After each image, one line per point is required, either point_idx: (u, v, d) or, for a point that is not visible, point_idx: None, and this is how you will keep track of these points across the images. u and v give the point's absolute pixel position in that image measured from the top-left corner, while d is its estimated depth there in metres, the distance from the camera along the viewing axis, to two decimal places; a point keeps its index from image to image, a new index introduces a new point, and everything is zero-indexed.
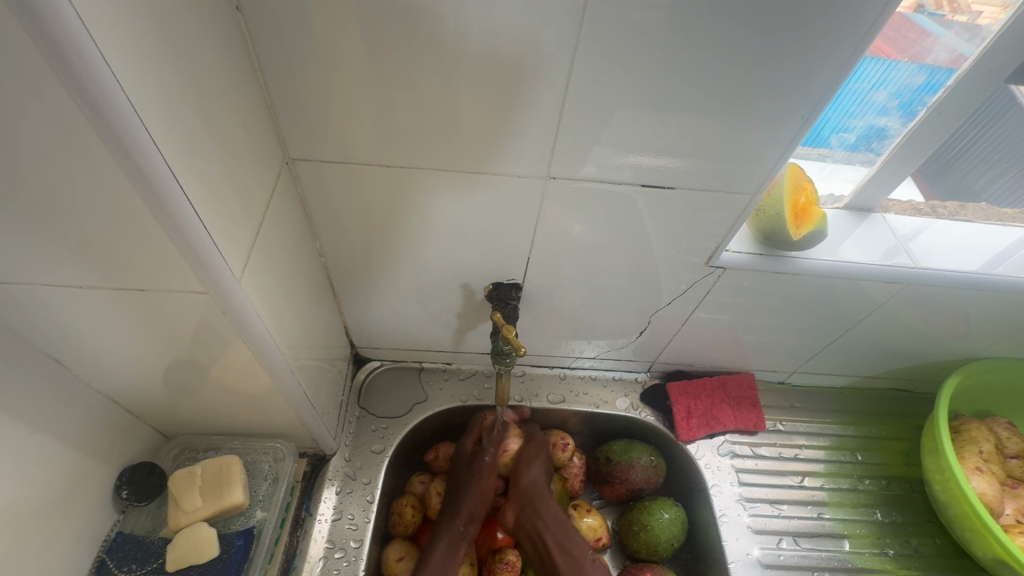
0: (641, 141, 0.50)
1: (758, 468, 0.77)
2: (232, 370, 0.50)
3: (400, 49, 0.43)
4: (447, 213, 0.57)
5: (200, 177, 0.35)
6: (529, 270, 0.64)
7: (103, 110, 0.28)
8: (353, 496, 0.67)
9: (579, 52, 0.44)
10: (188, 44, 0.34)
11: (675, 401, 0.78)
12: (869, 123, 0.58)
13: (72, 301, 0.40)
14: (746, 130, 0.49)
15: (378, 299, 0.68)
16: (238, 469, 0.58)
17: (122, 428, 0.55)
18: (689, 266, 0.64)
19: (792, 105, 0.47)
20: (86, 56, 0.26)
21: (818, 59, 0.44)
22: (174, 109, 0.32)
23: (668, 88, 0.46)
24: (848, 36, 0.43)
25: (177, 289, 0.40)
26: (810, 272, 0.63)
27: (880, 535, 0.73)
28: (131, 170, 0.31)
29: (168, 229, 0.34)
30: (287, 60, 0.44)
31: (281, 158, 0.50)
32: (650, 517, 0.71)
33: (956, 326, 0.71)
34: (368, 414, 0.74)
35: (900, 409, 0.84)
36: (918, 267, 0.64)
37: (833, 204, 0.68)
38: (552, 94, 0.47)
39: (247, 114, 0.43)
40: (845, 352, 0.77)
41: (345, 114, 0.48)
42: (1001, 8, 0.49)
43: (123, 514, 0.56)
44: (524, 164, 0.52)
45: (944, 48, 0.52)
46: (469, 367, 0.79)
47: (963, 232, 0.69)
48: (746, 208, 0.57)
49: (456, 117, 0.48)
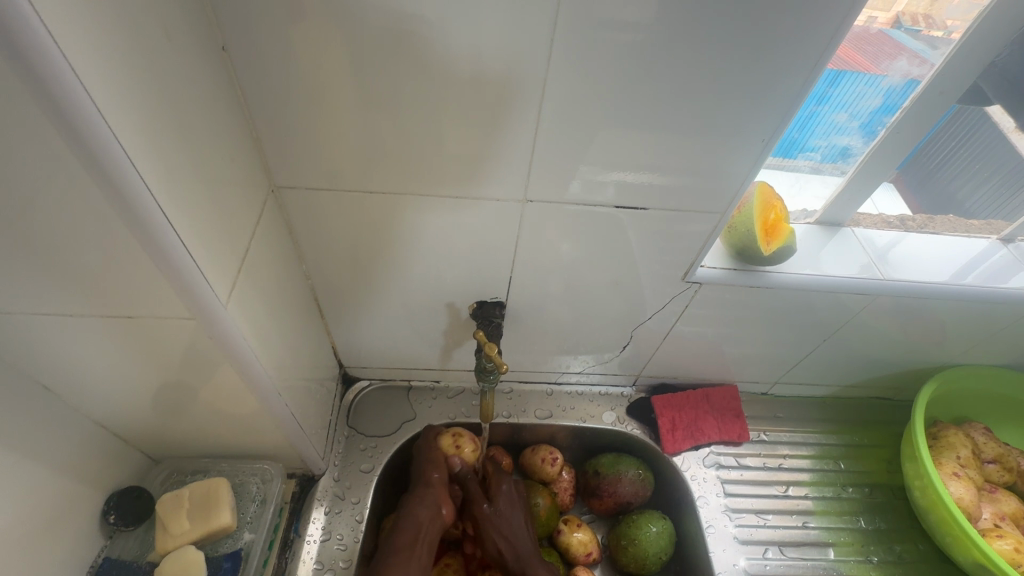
0: (614, 164, 0.53)
1: (744, 478, 0.78)
2: (220, 392, 0.51)
3: (381, 81, 0.45)
4: (430, 235, 0.58)
5: (187, 206, 0.37)
6: (513, 288, 0.66)
7: (93, 147, 0.29)
8: (342, 516, 0.67)
9: (551, 81, 0.46)
10: (176, 81, 0.36)
11: (661, 414, 0.79)
12: (832, 143, 0.61)
13: (61, 328, 0.41)
14: (713, 151, 0.52)
15: (365, 319, 0.69)
16: (226, 491, 0.58)
17: (110, 453, 0.55)
18: (668, 281, 0.66)
19: (755, 126, 0.50)
20: (79, 96, 0.28)
21: (776, 84, 0.47)
22: (162, 142, 0.34)
23: (638, 113, 0.49)
24: (802, 63, 0.46)
25: (165, 315, 0.41)
26: (784, 286, 0.65)
27: (865, 543, 0.74)
28: (119, 201, 0.32)
29: (155, 257, 0.36)
30: (273, 93, 0.46)
31: (267, 186, 0.52)
32: (638, 531, 0.72)
33: (929, 334, 0.74)
34: (356, 434, 0.75)
35: (881, 417, 0.86)
36: (887, 279, 0.66)
37: (805, 219, 0.70)
38: (527, 120, 0.49)
39: (234, 144, 0.45)
40: (824, 362, 0.79)
41: (330, 143, 0.50)
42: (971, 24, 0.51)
43: (111, 539, 0.57)
44: (503, 186, 0.54)
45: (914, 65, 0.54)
46: (456, 385, 0.80)
47: (931, 243, 0.71)
48: (719, 225, 0.59)
49: (436, 143, 0.50)
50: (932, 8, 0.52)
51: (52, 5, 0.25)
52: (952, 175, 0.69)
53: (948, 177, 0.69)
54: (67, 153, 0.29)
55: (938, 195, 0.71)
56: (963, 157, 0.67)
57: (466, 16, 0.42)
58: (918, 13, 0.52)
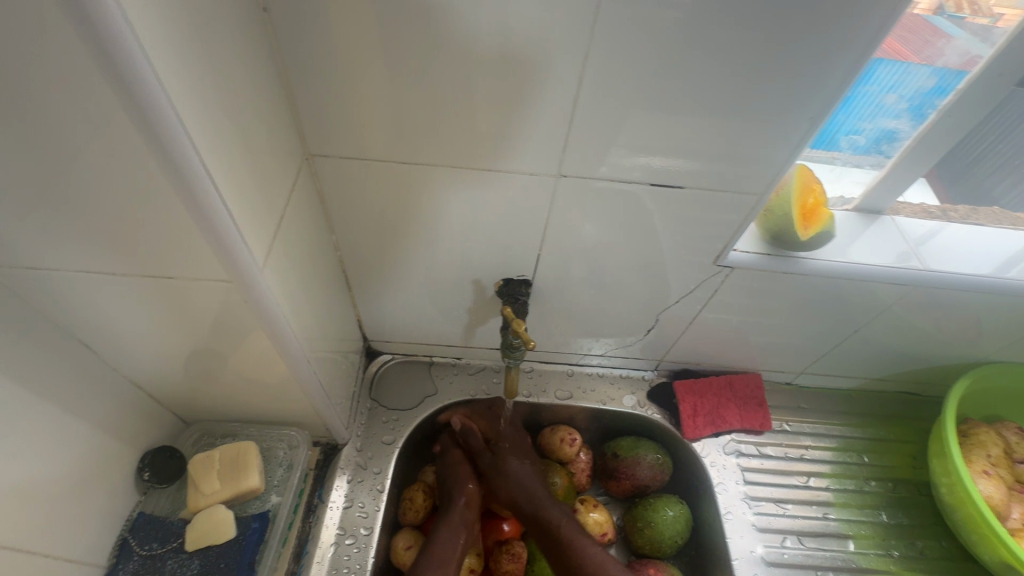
0: (651, 141, 0.51)
1: (764, 467, 0.77)
2: (250, 358, 0.52)
3: (417, 49, 0.45)
4: (459, 210, 0.58)
5: (230, 171, 0.37)
6: (540, 267, 0.65)
7: (144, 105, 0.29)
8: (364, 485, 0.69)
9: (593, 53, 0.45)
10: (220, 43, 0.35)
11: (682, 399, 0.79)
12: (879, 126, 0.58)
13: (102, 286, 0.42)
14: (757, 131, 0.50)
15: (390, 293, 0.69)
16: (255, 455, 0.60)
17: (144, 412, 0.57)
18: (697, 265, 0.64)
19: (804, 104, 0.48)
20: (132, 52, 0.27)
21: (831, 59, 0.45)
22: (208, 106, 0.34)
23: (679, 89, 0.47)
24: (860, 37, 0.43)
25: (203, 278, 0.41)
26: (818, 273, 0.63)
27: (886, 536, 0.74)
28: (168, 161, 0.32)
29: (199, 219, 0.36)
30: (310, 59, 0.46)
31: (301, 154, 0.52)
32: (655, 514, 0.72)
33: (965, 330, 0.71)
34: (378, 406, 0.76)
35: (907, 412, 0.84)
36: (927, 269, 0.64)
37: (842, 206, 0.68)
38: (565, 95, 0.48)
39: (272, 110, 0.45)
40: (852, 355, 0.77)
41: (364, 113, 0.49)
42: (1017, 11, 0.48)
43: (145, 495, 0.59)
44: (536, 162, 0.53)
45: (956, 51, 0.52)
46: (478, 362, 0.80)
47: (974, 236, 0.68)
48: (755, 207, 0.57)
49: (469, 117, 0.49)
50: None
51: None
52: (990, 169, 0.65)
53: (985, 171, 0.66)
54: (117, 107, 0.29)
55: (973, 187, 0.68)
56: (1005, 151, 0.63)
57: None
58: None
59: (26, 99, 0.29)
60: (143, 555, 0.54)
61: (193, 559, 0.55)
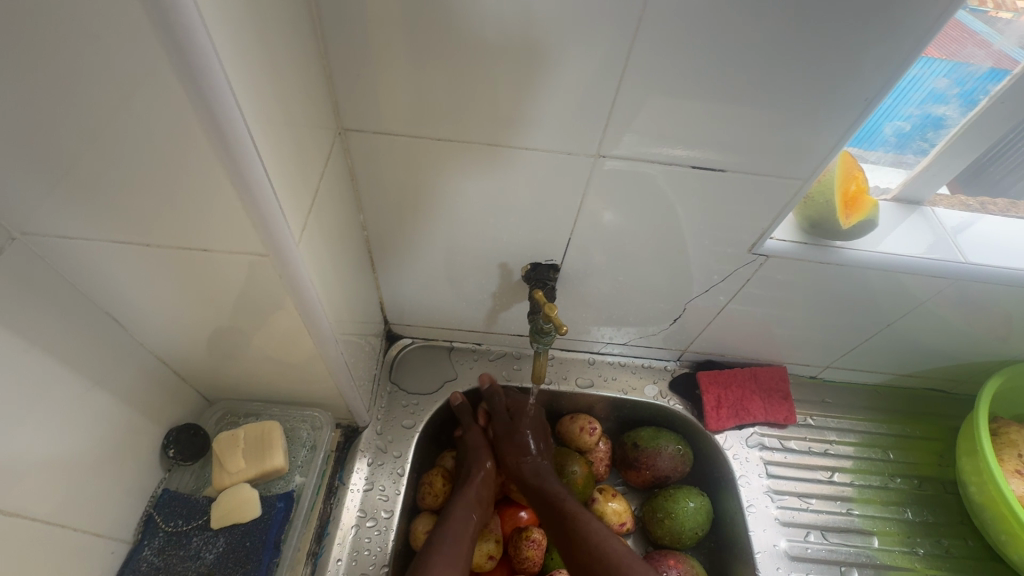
0: (692, 123, 0.49)
1: (788, 461, 0.76)
2: (277, 337, 0.51)
3: (459, 20, 0.43)
4: (490, 192, 0.57)
5: (272, 141, 0.36)
6: (568, 252, 0.64)
7: (192, 65, 0.28)
8: (384, 468, 0.68)
9: (643, 27, 0.42)
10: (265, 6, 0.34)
11: (705, 390, 0.78)
12: (926, 112, 0.56)
13: (134, 258, 0.41)
14: (807, 113, 0.48)
15: (414, 276, 0.69)
16: (279, 434, 0.60)
17: (170, 389, 0.57)
18: (730, 254, 0.63)
19: (859, 87, 0.46)
20: (184, 7, 0.26)
21: (894, 36, 0.42)
22: (253, 73, 0.33)
23: (727, 68, 0.45)
24: (926, 14, 0.41)
25: (237, 252, 0.40)
26: (854, 264, 0.61)
27: (910, 534, 0.73)
28: (213, 127, 0.31)
29: (240, 189, 0.35)
30: (345, 28, 0.44)
31: (334, 128, 0.51)
32: (675, 505, 0.72)
33: (1001, 327, 0.69)
34: (399, 390, 0.75)
35: (934, 410, 0.82)
36: (968, 262, 0.62)
37: (880, 196, 0.66)
38: (609, 72, 0.46)
39: (308, 81, 0.43)
40: (881, 350, 0.76)
41: (397, 87, 0.48)
42: None
43: (168, 472, 0.59)
44: (572, 143, 0.52)
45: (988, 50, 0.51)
46: (499, 348, 0.80)
47: (1015, 229, 0.66)
48: (797, 194, 0.55)
49: (508, 93, 0.48)
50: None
51: None
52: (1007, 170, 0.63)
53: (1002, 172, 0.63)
54: (163, 67, 0.28)
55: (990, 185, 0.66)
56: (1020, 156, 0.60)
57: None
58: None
59: (67, 56, 0.28)
60: (169, 531, 0.54)
61: (218, 538, 0.54)
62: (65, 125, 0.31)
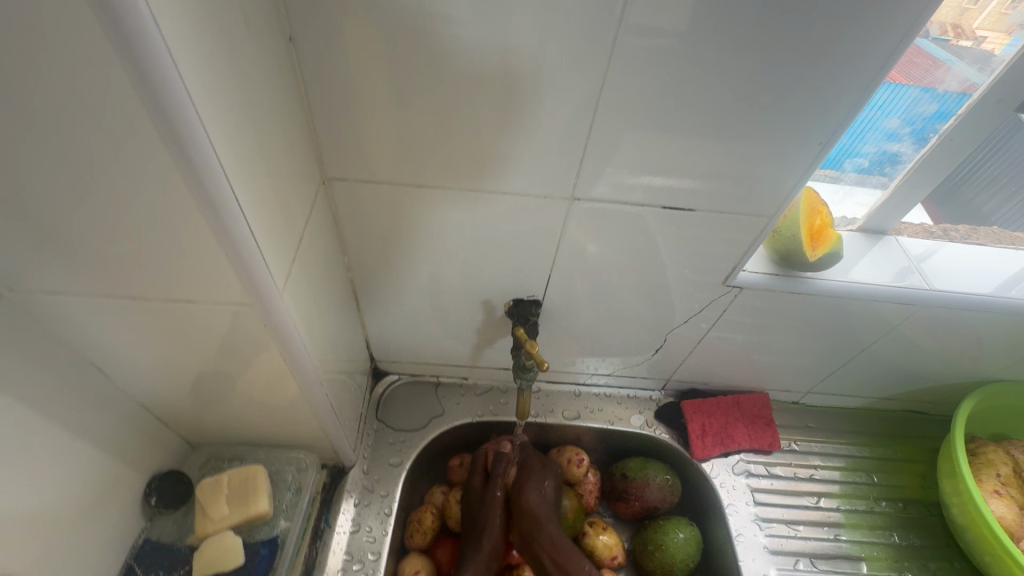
0: (662, 162, 0.52)
1: (774, 488, 0.77)
2: (262, 381, 0.51)
3: (436, 75, 0.45)
4: (470, 232, 0.59)
5: (256, 200, 0.37)
6: (549, 287, 0.65)
7: (183, 140, 0.30)
8: (371, 509, 0.68)
9: (609, 81, 0.46)
10: (249, 71, 0.36)
11: (690, 419, 0.79)
12: (882, 148, 0.60)
13: (120, 310, 0.42)
14: (766, 153, 0.51)
15: (399, 314, 0.69)
16: (263, 479, 0.59)
17: (151, 435, 0.56)
18: (706, 285, 0.65)
19: (813, 131, 0.49)
20: (175, 91, 0.28)
21: (843, 81, 0.45)
22: (237, 138, 0.35)
23: (688, 115, 0.48)
24: (867, 63, 0.44)
25: (222, 302, 0.41)
26: (824, 293, 0.64)
27: (898, 558, 0.73)
28: (201, 192, 0.33)
29: (225, 245, 0.36)
30: (328, 83, 0.46)
31: (318, 178, 0.52)
32: (665, 536, 0.71)
33: (971, 349, 0.72)
34: (385, 428, 0.75)
35: (915, 431, 0.84)
36: (932, 289, 0.64)
37: (846, 226, 0.69)
38: (579, 120, 0.49)
39: (292, 134, 0.45)
40: (859, 373, 0.77)
41: (378, 135, 0.50)
42: (1004, 34, 0.51)
43: (150, 521, 0.57)
44: (549, 186, 0.54)
45: (955, 78, 0.54)
46: (485, 383, 0.80)
47: (977, 255, 0.69)
48: (764, 230, 0.58)
49: (485, 141, 0.50)
50: (962, 18, 0.51)
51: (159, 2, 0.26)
52: (979, 188, 0.68)
53: (974, 191, 0.68)
54: (152, 137, 0.30)
55: (964, 207, 0.70)
56: (991, 171, 0.66)
57: (511, 11, 0.41)
58: (947, 23, 0.51)
59: (57, 126, 0.29)
60: None
61: None
62: (54, 189, 0.32)
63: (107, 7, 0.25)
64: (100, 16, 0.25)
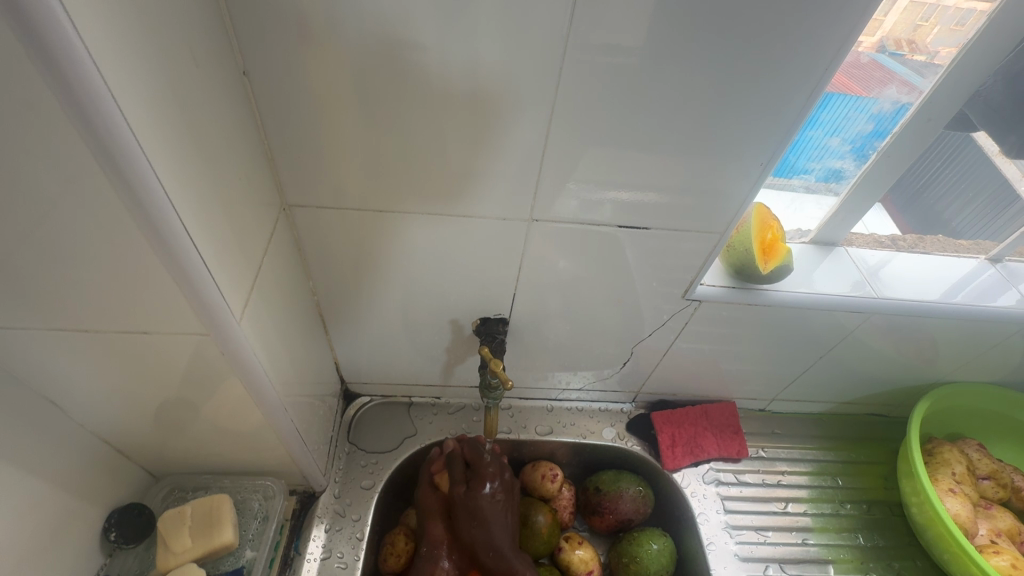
0: (617, 181, 0.54)
1: (743, 495, 0.78)
2: (225, 409, 0.51)
3: (392, 104, 0.47)
4: (434, 253, 0.59)
5: (209, 229, 0.38)
6: (516, 305, 0.67)
7: (130, 176, 0.31)
8: (342, 533, 0.67)
9: (559, 108, 0.48)
10: (198, 106, 0.37)
11: (660, 430, 0.80)
12: (827, 165, 0.63)
13: (73, 346, 0.42)
14: (713, 173, 0.53)
15: (368, 336, 0.70)
16: (228, 508, 0.58)
17: (110, 469, 0.55)
18: (667, 298, 0.67)
19: (754, 150, 0.52)
20: (118, 129, 0.29)
21: (779, 102, 0.48)
22: (187, 170, 0.35)
23: (637, 137, 0.50)
24: (798, 89, 0.47)
25: (178, 332, 0.41)
26: (780, 303, 0.66)
27: (863, 559, 0.75)
28: (150, 225, 0.33)
29: (177, 275, 0.36)
30: (285, 114, 0.47)
31: (279, 205, 0.53)
32: (639, 548, 0.72)
33: (923, 352, 0.75)
34: (357, 450, 0.74)
35: (877, 433, 0.87)
36: (882, 297, 0.67)
37: (800, 239, 0.72)
38: (533, 145, 0.51)
39: (249, 163, 0.46)
40: (821, 379, 0.80)
41: (338, 161, 0.51)
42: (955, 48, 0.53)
43: (110, 557, 0.56)
44: (509, 207, 0.56)
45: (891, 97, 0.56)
46: (457, 401, 0.80)
47: (923, 263, 0.73)
48: (719, 243, 0.60)
49: (443, 166, 0.51)
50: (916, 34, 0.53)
51: (99, 47, 0.27)
52: (938, 194, 0.71)
53: (935, 197, 0.72)
54: (98, 175, 0.31)
55: (925, 214, 0.73)
56: (946, 180, 0.70)
57: (460, 43, 0.43)
58: (902, 38, 0.54)
59: None
60: None
61: None
62: None
63: (45, 53, 0.26)
64: (37, 61, 0.26)
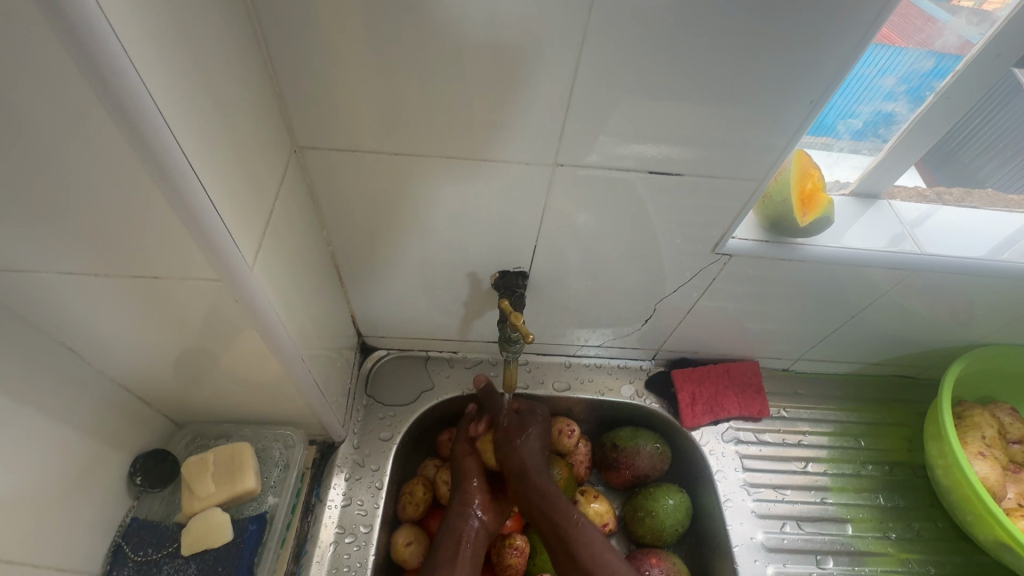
0: (649, 125, 0.50)
1: (762, 454, 0.77)
2: (242, 359, 0.50)
3: (406, 36, 0.43)
4: (452, 203, 0.57)
5: (215, 168, 0.36)
6: (536, 258, 0.64)
7: (128, 106, 0.28)
8: (362, 482, 0.68)
9: (590, 41, 0.43)
10: (198, 32, 0.34)
11: (680, 388, 0.79)
12: (876, 109, 0.58)
13: (85, 291, 0.41)
14: (756, 116, 0.49)
15: (384, 289, 0.68)
16: (249, 456, 0.59)
17: (132, 416, 0.55)
18: (695, 253, 0.64)
19: (803, 89, 0.47)
20: (111, 51, 0.26)
21: (838, 33, 0.43)
22: (189, 103, 0.33)
23: (674, 75, 0.45)
24: (861, 16, 0.42)
25: (189, 277, 0.40)
26: (815, 259, 0.63)
27: (882, 519, 0.74)
28: (152, 161, 0.31)
29: (185, 218, 0.34)
30: (292, 45, 0.44)
31: (289, 146, 0.50)
32: (655, 503, 0.72)
33: (962, 313, 0.71)
34: (375, 402, 0.75)
35: (903, 395, 0.85)
36: (925, 254, 0.63)
37: (839, 190, 0.67)
38: (559, 85, 0.46)
39: (255, 100, 0.43)
40: (851, 340, 0.77)
41: (350, 101, 0.47)
42: None
43: (138, 500, 0.58)
44: (531, 154, 0.52)
45: (953, 32, 0.53)
46: (475, 355, 0.80)
47: (970, 218, 0.68)
48: (755, 194, 0.57)
49: (462, 106, 0.48)
50: None
51: None
52: (976, 151, 0.66)
53: (972, 154, 0.66)
54: (93, 105, 0.28)
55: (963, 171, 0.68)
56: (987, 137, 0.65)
57: None
58: None
59: None
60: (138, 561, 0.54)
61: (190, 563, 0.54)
62: None
63: None
64: None
